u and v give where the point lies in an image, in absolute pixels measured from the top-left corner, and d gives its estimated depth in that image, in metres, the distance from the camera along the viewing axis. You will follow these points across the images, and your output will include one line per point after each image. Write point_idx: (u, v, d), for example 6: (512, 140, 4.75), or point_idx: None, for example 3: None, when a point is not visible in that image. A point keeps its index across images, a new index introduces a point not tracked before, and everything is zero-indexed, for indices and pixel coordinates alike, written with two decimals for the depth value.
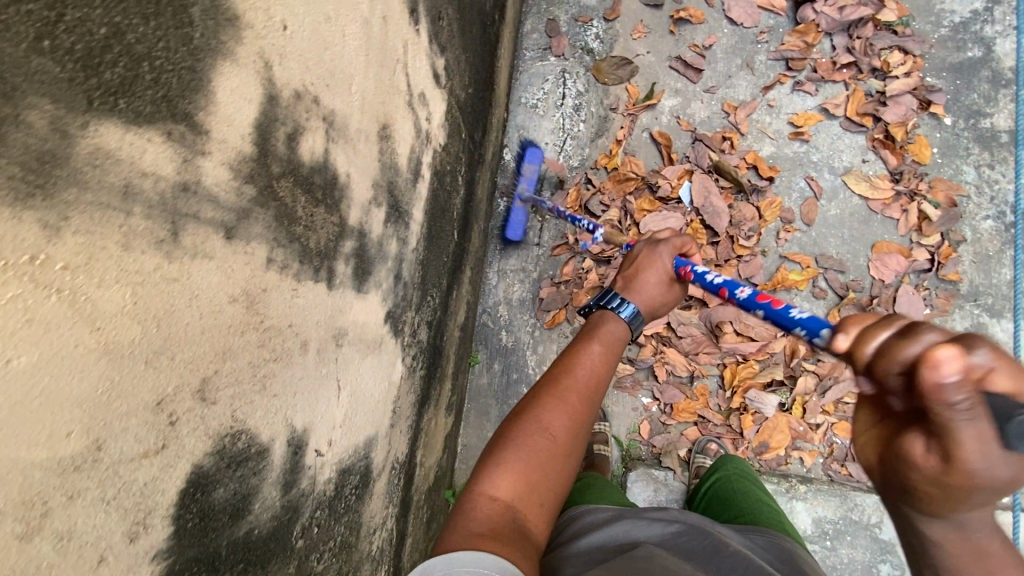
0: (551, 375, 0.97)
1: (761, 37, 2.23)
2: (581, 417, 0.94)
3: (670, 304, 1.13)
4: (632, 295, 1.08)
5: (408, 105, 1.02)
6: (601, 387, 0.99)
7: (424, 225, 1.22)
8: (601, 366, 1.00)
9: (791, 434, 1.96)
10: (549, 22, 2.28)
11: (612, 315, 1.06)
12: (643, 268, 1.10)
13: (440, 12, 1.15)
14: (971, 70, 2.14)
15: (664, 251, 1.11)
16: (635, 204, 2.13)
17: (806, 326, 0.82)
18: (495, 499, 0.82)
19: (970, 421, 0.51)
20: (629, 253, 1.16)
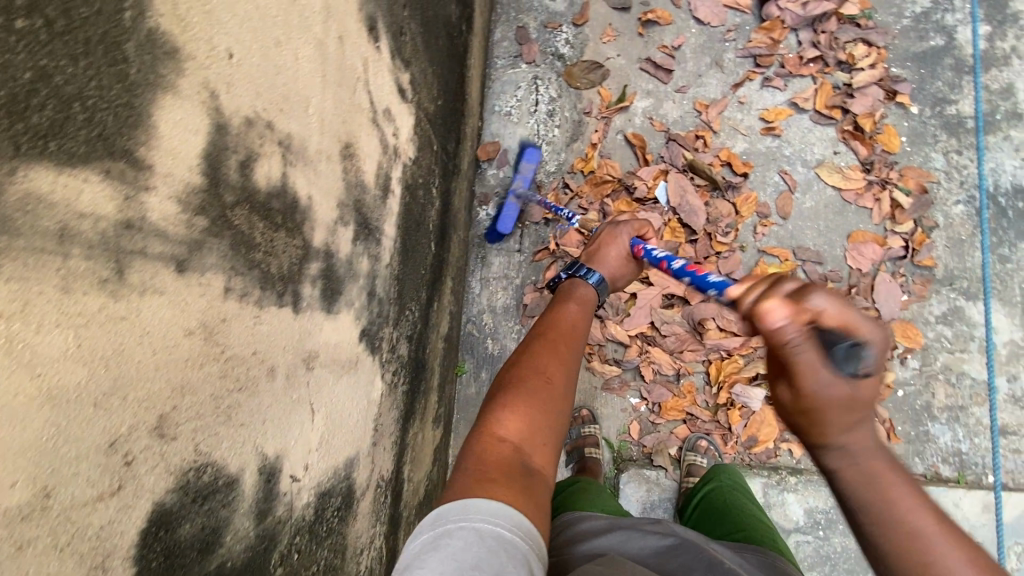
0: (538, 331, 1.05)
1: (728, 36, 2.26)
2: (569, 359, 1.00)
3: (628, 277, 1.30)
4: (597, 264, 1.24)
5: (373, 122, 1.02)
6: (582, 336, 1.08)
7: (397, 239, 1.22)
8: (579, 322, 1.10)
9: (779, 427, 1.98)
10: (519, 30, 2.29)
11: (582, 280, 1.21)
12: (605, 244, 1.27)
13: (402, 28, 1.15)
14: (934, 58, 2.18)
15: (624, 231, 1.28)
16: (612, 206, 2.13)
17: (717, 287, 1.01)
18: (503, 440, 0.81)
19: (803, 351, 0.66)
20: (594, 233, 1.32)
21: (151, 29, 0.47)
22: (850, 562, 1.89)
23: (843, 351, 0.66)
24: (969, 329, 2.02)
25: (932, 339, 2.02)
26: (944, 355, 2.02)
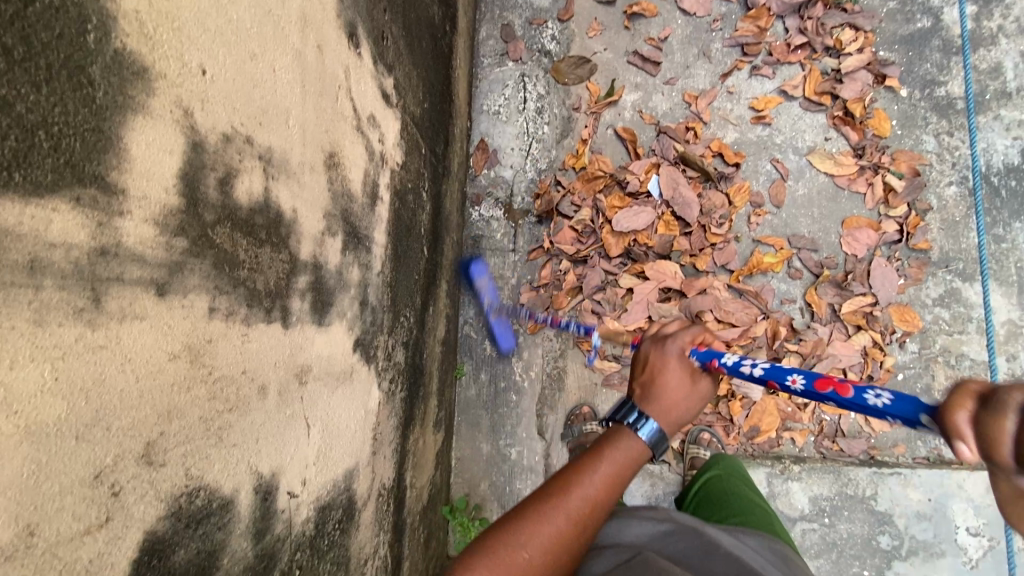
0: (550, 488, 0.86)
1: (715, 26, 2.24)
2: (566, 542, 0.82)
3: (698, 405, 0.95)
4: (652, 407, 0.91)
5: (357, 129, 1.01)
6: (600, 517, 0.86)
7: (388, 246, 1.21)
8: (608, 486, 0.87)
9: (780, 416, 1.98)
10: (504, 28, 2.26)
11: (628, 431, 0.91)
12: (659, 373, 0.95)
13: (383, 32, 1.14)
14: (921, 40, 2.17)
15: (675, 347, 0.96)
16: (605, 202, 2.13)
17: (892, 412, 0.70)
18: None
19: None
20: (637, 355, 1.00)
21: (118, 49, 0.46)
22: (856, 548, 1.90)
23: None
24: (967, 310, 2.03)
25: (930, 322, 2.02)
26: (942, 337, 2.02)
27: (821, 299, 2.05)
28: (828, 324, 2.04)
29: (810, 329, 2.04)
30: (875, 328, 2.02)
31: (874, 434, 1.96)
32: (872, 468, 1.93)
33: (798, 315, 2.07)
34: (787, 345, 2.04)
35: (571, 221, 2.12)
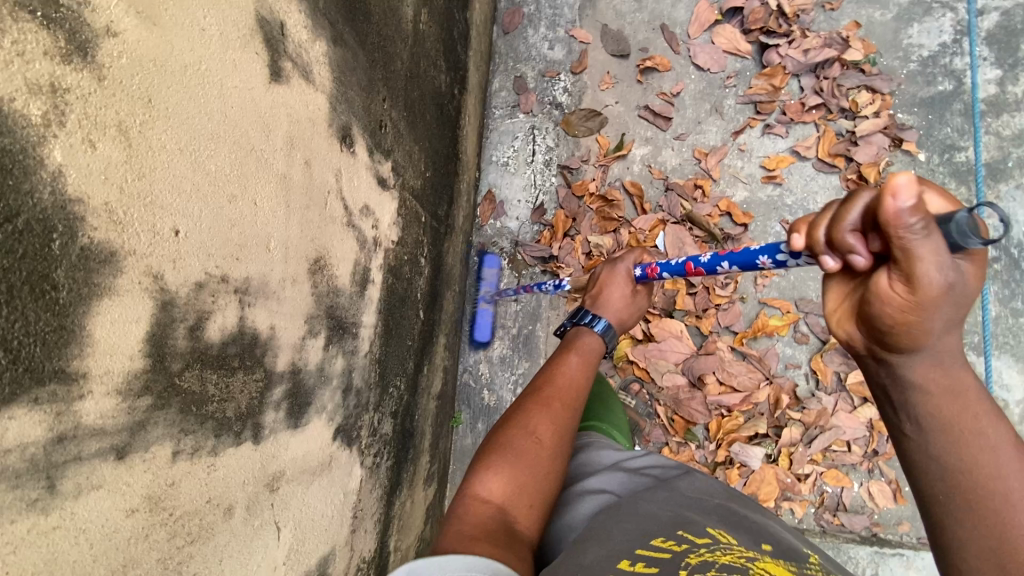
0: (541, 391, 1.38)
1: (729, 82, 2.23)
2: (560, 418, 1.32)
3: (634, 311, 1.56)
4: (603, 308, 1.52)
5: (348, 224, 1.04)
6: (581, 393, 1.39)
7: (379, 323, 1.24)
8: (582, 371, 1.43)
9: (779, 486, 1.94)
10: (517, 79, 2.29)
11: (587, 330, 1.50)
12: (607, 287, 1.53)
13: (383, 121, 1.17)
14: (942, 104, 2.12)
15: (621, 269, 1.54)
16: (624, 239, 2.15)
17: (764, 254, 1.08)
18: (488, 501, 1.13)
19: (922, 245, 0.66)
20: (596, 276, 1.59)
21: (85, 246, 0.49)
22: None
23: (964, 228, 0.64)
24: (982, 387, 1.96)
25: None
26: None
27: (827, 366, 2.01)
28: (833, 394, 1.99)
29: (814, 398, 2.00)
30: None
31: (878, 510, 1.94)
32: (873, 546, 1.91)
33: (803, 381, 2.03)
34: (790, 413, 1.99)
35: (590, 259, 2.14)
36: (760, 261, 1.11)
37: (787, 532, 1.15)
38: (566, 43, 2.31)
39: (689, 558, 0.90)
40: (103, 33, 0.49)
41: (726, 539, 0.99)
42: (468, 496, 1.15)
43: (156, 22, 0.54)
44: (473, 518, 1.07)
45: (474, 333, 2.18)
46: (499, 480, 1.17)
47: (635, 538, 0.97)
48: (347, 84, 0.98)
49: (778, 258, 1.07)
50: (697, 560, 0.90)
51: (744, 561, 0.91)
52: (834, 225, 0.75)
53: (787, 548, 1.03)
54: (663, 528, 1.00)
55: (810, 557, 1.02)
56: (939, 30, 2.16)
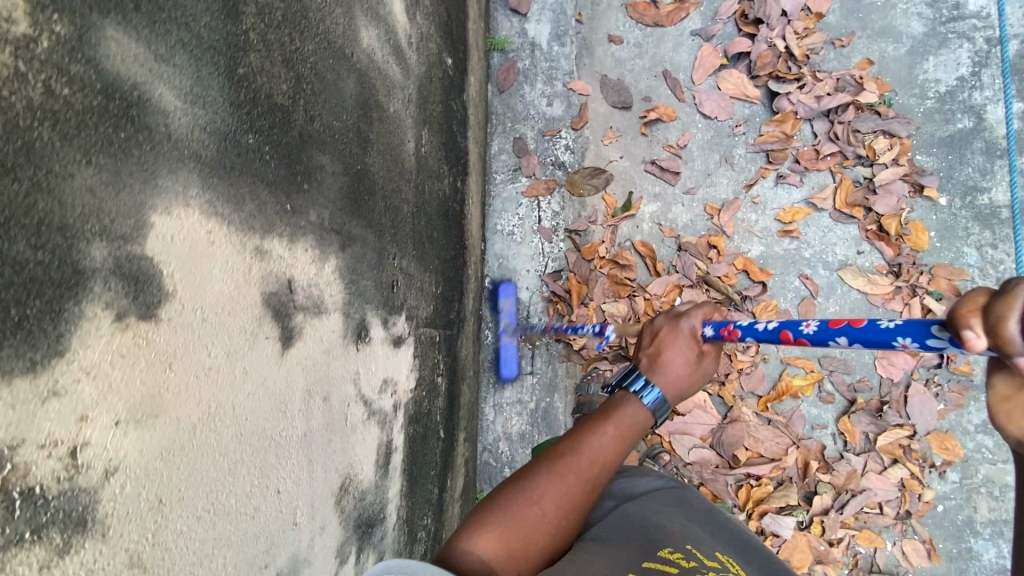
0: (563, 448, 1.01)
1: (738, 130, 2.13)
2: (577, 494, 0.97)
3: (699, 380, 1.14)
4: (657, 376, 1.09)
5: (368, 417, 0.96)
6: (610, 465, 1.03)
7: (404, 483, 1.17)
8: (618, 446, 1.04)
9: (812, 553, 1.92)
10: (516, 141, 2.18)
11: (634, 398, 1.08)
12: (666, 345, 1.11)
13: (394, 279, 1.09)
14: (962, 143, 2.03)
15: (687, 326, 1.14)
16: (641, 304, 2.08)
17: (903, 333, 0.79)
18: (472, 557, 0.85)
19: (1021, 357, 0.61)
20: (650, 328, 1.18)
21: None
22: None
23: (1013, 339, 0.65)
24: None
25: (973, 451, 1.95)
26: (984, 465, 1.94)
27: (855, 427, 1.98)
28: (862, 454, 1.96)
29: (843, 459, 1.97)
30: (912, 460, 1.95)
31: (912, 569, 1.92)
32: None
33: (830, 442, 1.99)
34: (819, 477, 1.96)
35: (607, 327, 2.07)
36: (896, 343, 0.80)
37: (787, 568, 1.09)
38: (565, 97, 2.20)
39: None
40: (102, 481, 0.43)
41: (733, 566, 0.92)
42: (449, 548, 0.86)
43: (158, 412, 0.47)
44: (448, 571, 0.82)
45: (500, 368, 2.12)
46: (492, 539, 0.87)
47: (641, 548, 0.89)
48: (358, 275, 0.90)
49: (928, 342, 0.76)
50: None
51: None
52: (997, 323, 0.60)
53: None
54: (672, 539, 0.93)
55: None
56: (955, 64, 2.06)
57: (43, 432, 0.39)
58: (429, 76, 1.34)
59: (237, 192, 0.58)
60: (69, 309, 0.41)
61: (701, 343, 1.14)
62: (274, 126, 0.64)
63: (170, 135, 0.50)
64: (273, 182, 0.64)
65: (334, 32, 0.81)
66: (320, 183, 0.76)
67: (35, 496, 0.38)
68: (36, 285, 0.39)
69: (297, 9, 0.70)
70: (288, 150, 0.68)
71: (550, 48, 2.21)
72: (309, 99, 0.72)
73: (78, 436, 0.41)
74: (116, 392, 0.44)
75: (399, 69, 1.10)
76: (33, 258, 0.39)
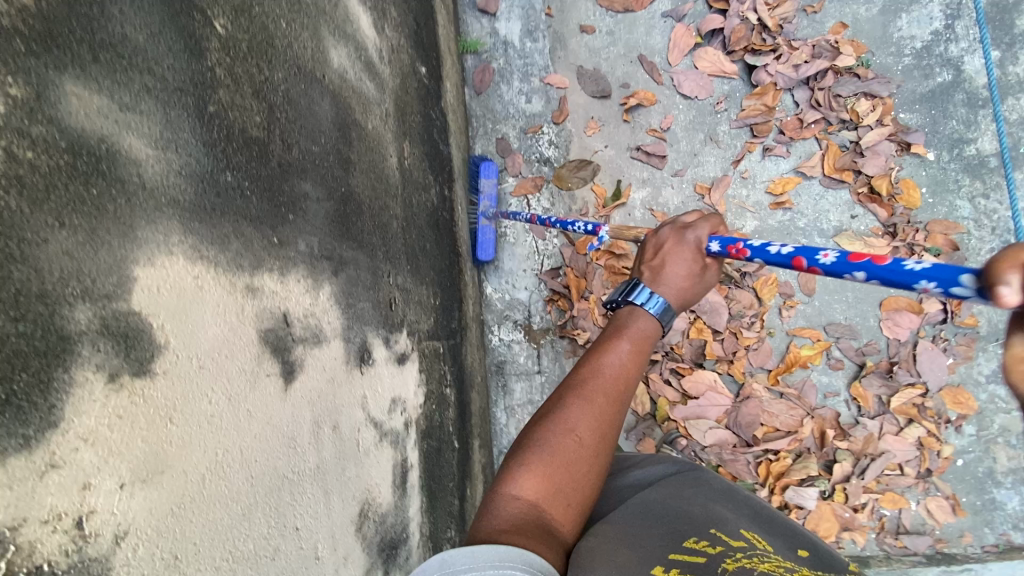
0: (581, 375, 1.00)
1: (719, 107, 2.12)
2: (608, 414, 0.97)
3: (701, 292, 1.11)
4: (662, 289, 1.06)
5: (381, 439, 0.95)
6: (632, 379, 1.02)
7: (424, 499, 1.16)
8: (636, 359, 1.03)
9: (838, 521, 1.92)
10: (499, 141, 2.17)
11: (642, 311, 1.06)
12: (668, 258, 1.08)
13: (392, 296, 1.08)
14: (944, 96, 2.03)
15: (693, 238, 1.09)
16: None
17: (931, 277, 0.73)
18: (519, 499, 0.86)
19: None
20: (654, 240, 1.14)
21: None
22: None
23: None
24: None
25: (986, 402, 1.95)
26: (998, 416, 1.95)
27: (867, 391, 1.97)
28: (877, 417, 1.96)
29: (858, 425, 1.96)
30: (928, 418, 1.95)
31: (938, 526, 1.93)
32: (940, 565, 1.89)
33: (844, 409, 1.99)
34: (838, 445, 1.95)
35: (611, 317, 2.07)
36: (918, 287, 0.74)
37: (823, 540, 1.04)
38: (542, 92, 2.18)
39: (725, 563, 0.79)
40: (113, 548, 0.42)
41: (761, 544, 0.88)
42: (496, 495, 0.88)
43: (163, 468, 0.47)
44: (501, 519, 0.83)
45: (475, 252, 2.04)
46: (535, 475, 0.89)
47: (664, 536, 0.87)
48: (355, 298, 0.89)
49: (951, 287, 0.70)
50: (734, 566, 0.78)
51: (783, 569, 0.80)
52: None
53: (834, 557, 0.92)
54: (695, 525, 0.90)
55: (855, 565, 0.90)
56: (929, 18, 2.06)
57: (45, 507, 0.38)
58: (405, 87, 1.32)
59: (221, 232, 0.57)
60: (58, 378, 0.40)
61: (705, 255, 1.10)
62: (251, 160, 0.63)
63: (144, 183, 0.49)
64: (256, 217, 0.63)
65: (303, 56, 0.79)
66: (306, 212, 0.74)
67: (43, 573, 0.38)
68: (21, 359, 0.38)
69: (262, 37, 0.68)
70: (269, 182, 0.66)
71: (522, 44, 2.20)
72: (284, 127, 0.71)
73: (83, 505, 0.40)
74: (119, 454, 0.43)
75: (373, 84, 1.08)
76: (14, 331, 0.38)
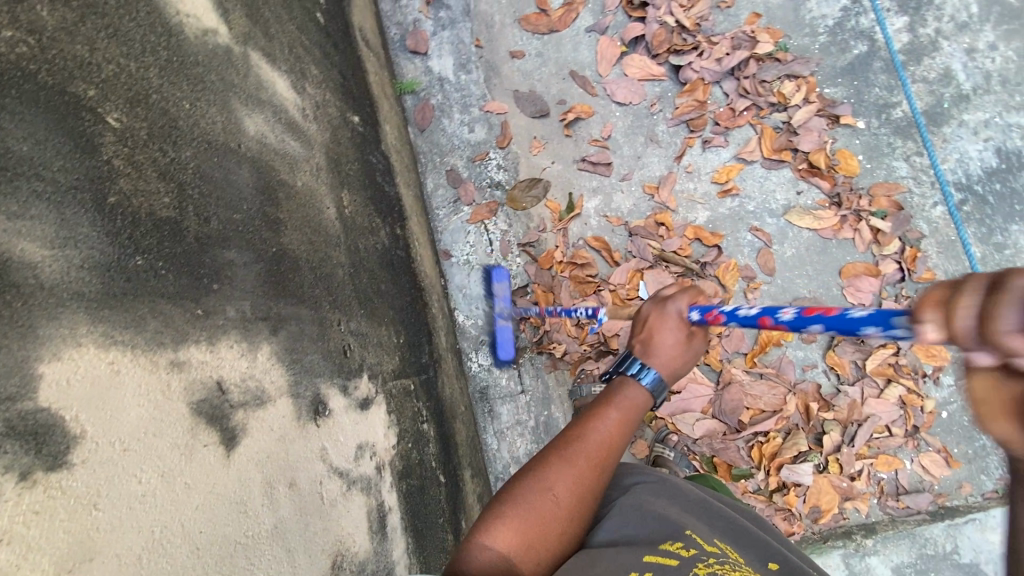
0: (569, 436, 1.03)
1: (654, 108, 2.19)
2: (587, 479, 0.99)
3: (693, 358, 1.13)
4: (652, 360, 1.08)
5: (348, 488, 0.95)
6: (617, 448, 1.04)
7: (409, 540, 1.16)
8: (622, 427, 1.05)
9: (837, 493, 1.92)
10: (449, 173, 2.21)
11: (633, 382, 1.08)
12: (657, 330, 1.09)
13: (346, 343, 1.10)
14: (863, 66, 2.12)
15: (675, 308, 1.11)
16: (609, 296, 2.10)
17: (874, 325, 0.76)
18: (490, 550, 0.89)
19: None
20: (640, 313, 1.15)
21: None
22: None
23: None
24: None
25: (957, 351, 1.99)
26: None
27: (843, 358, 2.00)
28: (856, 383, 1.98)
29: (840, 394, 1.98)
30: (905, 376, 1.98)
31: (936, 481, 1.94)
32: (945, 520, 1.88)
33: (824, 379, 2.01)
34: (824, 417, 1.97)
35: (585, 325, 2.10)
36: (864, 332, 0.78)
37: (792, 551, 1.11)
38: (484, 120, 2.24)
39: (697, 570, 0.86)
40: None
41: (732, 554, 0.96)
42: (468, 544, 0.91)
43: (92, 554, 0.49)
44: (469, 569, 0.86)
45: (497, 353, 2.09)
46: (510, 529, 0.91)
47: (641, 536, 0.93)
48: (300, 353, 0.90)
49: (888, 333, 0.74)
50: (705, 572, 0.86)
51: None
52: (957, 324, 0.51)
53: (797, 568, 1.00)
54: (671, 528, 0.96)
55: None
56: None
57: None
58: (337, 139, 1.36)
59: (136, 314, 0.59)
60: None
61: (691, 323, 1.11)
62: (164, 241, 0.66)
63: (43, 283, 0.51)
64: (176, 292, 0.65)
65: (213, 131, 0.82)
66: (232, 278, 0.77)
67: None
68: None
69: (164, 122, 0.72)
70: (187, 258, 0.69)
71: (457, 78, 2.26)
72: (198, 202, 0.74)
73: None
74: (38, 548, 0.45)
75: (298, 142, 1.12)
76: None
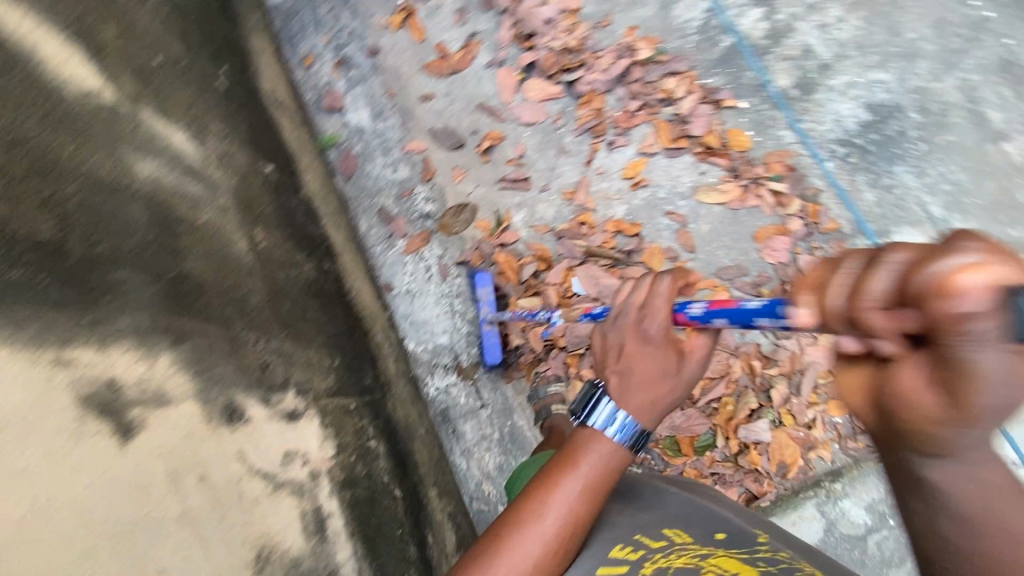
0: (523, 514, 0.94)
1: (558, 123, 2.37)
2: (540, 563, 0.92)
3: (683, 386, 0.98)
4: (629, 401, 0.96)
5: (278, 490, 1.00)
6: (577, 523, 0.94)
7: (359, 545, 1.17)
8: (583, 498, 0.95)
9: (798, 445, 1.97)
10: (380, 213, 2.33)
11: (604, 437, 0.97)
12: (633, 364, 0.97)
13: (267, 360, 1.15)
14: (734, 55, 2.35)
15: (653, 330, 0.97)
16: (552, 299, 2.20)
17: (766, 315, 0.95)
18: None
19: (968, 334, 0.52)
20: (614, 340, 1.01)
21: None
22: None
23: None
24: None
25: None
26: None
27: None
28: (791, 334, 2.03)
29: (780, 347, 2.03)
30: None
31: None
32: None
33: (762, 338, 2.04)
34: (769, 373, 2.02)
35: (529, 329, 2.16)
36: (759, 322, 0.96)
37: (745, 516, 1.17)
38: (406, 159, 2.39)
39: (644, 569, 0.95)
40: None
41: (679, 537, 1.03)
42: None
43: None
44: None
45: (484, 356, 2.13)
46: None
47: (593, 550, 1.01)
48: (209, 364, 0.95)
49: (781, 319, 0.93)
50: (650, 569, 0.94)
51: (696, 560, 0.96)
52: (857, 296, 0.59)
53: (742, 529, 1.07)
54: (623, 535, 1.04)
55: (760, 534, 1.06)
56: None
57: None
58: (247, 184, 1.47)
59: (17, 317, 0.70)
60: None
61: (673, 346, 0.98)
62: (48, 259, 0.76)
63: None
64: (60, 302, 0.75)
65: (101, 171, 0.92)
66: (127, 295, 0.85)
67: None
68: None
69: (45, 162, 0.83)
70: (74, 275, 0.79)
71: (375, 127, 2.43)
72: (87, 228, 0.84)
73: None
74: None
75: (200, 185, 1.21)
76: None
